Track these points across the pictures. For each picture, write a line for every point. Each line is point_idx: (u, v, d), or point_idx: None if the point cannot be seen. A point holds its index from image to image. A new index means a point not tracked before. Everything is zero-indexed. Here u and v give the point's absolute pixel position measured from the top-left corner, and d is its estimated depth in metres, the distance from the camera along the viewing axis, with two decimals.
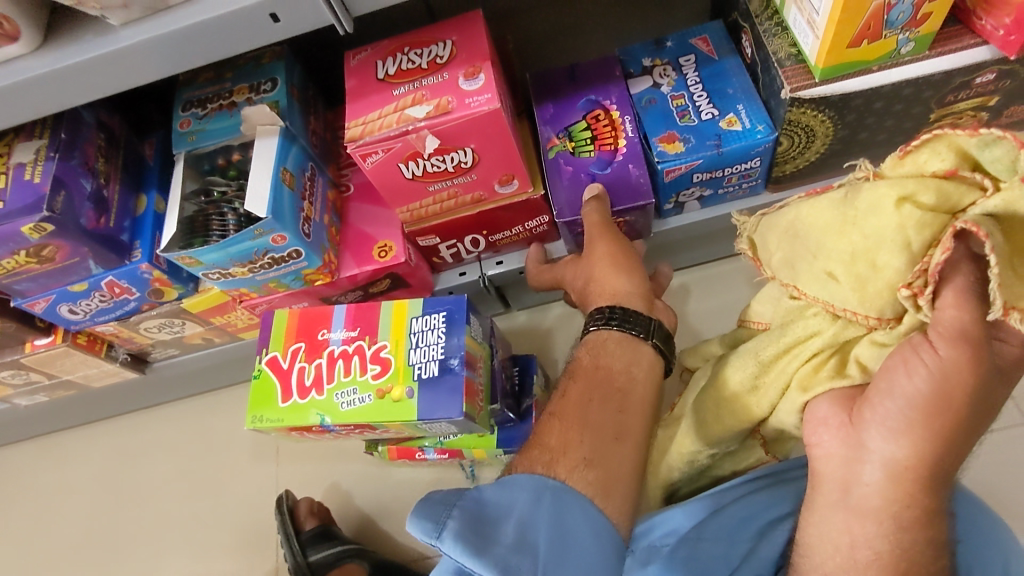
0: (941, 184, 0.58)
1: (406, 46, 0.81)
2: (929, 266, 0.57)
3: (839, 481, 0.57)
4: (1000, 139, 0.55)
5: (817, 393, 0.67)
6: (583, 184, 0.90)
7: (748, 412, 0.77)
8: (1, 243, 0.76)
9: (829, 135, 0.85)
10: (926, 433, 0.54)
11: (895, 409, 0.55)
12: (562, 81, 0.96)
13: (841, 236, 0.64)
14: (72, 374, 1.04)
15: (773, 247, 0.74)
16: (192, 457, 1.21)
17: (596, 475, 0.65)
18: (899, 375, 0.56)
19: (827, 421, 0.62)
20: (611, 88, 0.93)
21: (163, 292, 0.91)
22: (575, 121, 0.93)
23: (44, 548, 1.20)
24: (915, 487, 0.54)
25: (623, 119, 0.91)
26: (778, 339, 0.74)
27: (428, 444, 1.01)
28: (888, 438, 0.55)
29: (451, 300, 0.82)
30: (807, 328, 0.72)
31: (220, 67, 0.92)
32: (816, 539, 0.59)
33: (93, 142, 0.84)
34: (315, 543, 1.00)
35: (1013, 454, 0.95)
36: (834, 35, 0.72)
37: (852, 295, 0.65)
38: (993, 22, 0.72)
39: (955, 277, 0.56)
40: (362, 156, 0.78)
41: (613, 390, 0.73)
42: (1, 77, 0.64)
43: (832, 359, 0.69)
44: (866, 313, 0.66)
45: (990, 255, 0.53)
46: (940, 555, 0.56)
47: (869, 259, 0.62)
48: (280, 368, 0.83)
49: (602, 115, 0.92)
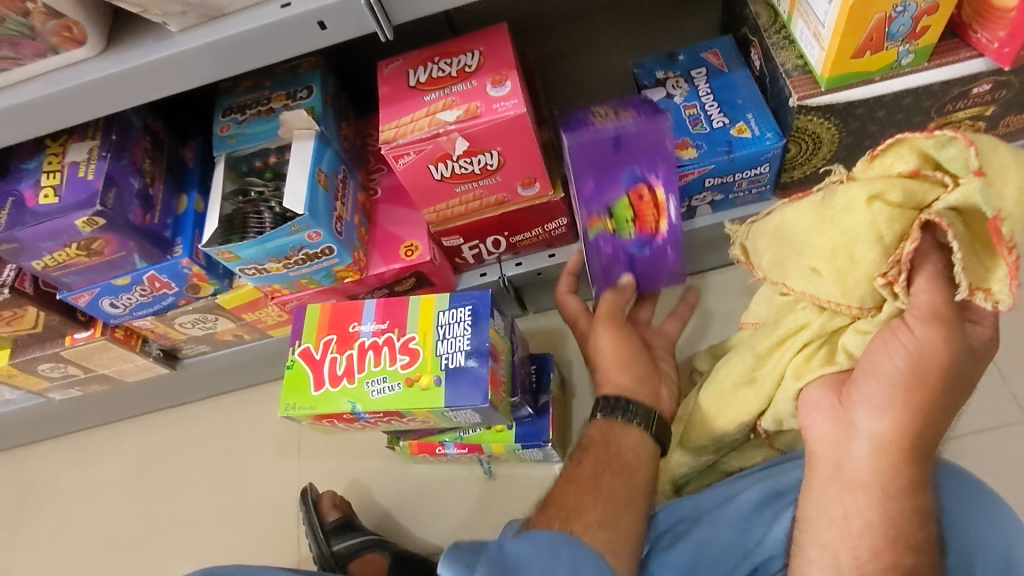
0: (906, 183, 0.64)
1: (436, 56, 0.87)
2: (902, 257, 0.63)
3: (831, 458, 0.61)
4: (953, 138, 0.61)
5: (810, 379, 0.71)
6: (621, 264, 0.96)
7: (747, 404, 0.80)
8: (54, 236, 0.80)
9: (834, 142, 0.90)
10: (908, 407, 0.58)
11: (880, 389, 0.59)
12: (604, 147, 0.89)
13: (822, 234, 0.70)
14: (107, 368, 1.09)
15: (762, 251, 0.80)
16: (218, 453, 1.25)
17: (608, 535, 0.70)
18: (881, 356, 0.60)
19: (819, 404, 0.66)
20: (659, 161, 0.88)
21: (199, 288, 0.96)
22: (618, 197, 0.91)
23: (71, 540, 1.24)
24: (899, 458, 0.58)
25: (666, 202, 0.90)
26: (772, 333, 0.78)
27: (448, 439, 1.04)
28: (874, 415, 0.59)
29: (476, 295, 0.87)
30: (796, 321, 0.76)
31: (258, 76, 0.98)
32: (812, 515, 0.61)
33: (140, 143, 0.89)
34: (338, 534, 1.04)
35: (1016, 452, 0.97)
36: (839, 46, 0.77)
37: (835, 287, 0.70)
38: (989, 36, 0.77)
39: (926, 263, 0.62)
40: (394, 157, 0.83)
41: (622, 466, 0.79)
42: (65, 78, 0.70)
43: (821, 349, 0.73)
44: (848, 304, 0.70)
45: (953, 241, 0.59)
46: (926, 522, 0.58)
47: (848, 253, 0.68)
48: (313, 359, 0.88)
49: (646, 194, 0.90)
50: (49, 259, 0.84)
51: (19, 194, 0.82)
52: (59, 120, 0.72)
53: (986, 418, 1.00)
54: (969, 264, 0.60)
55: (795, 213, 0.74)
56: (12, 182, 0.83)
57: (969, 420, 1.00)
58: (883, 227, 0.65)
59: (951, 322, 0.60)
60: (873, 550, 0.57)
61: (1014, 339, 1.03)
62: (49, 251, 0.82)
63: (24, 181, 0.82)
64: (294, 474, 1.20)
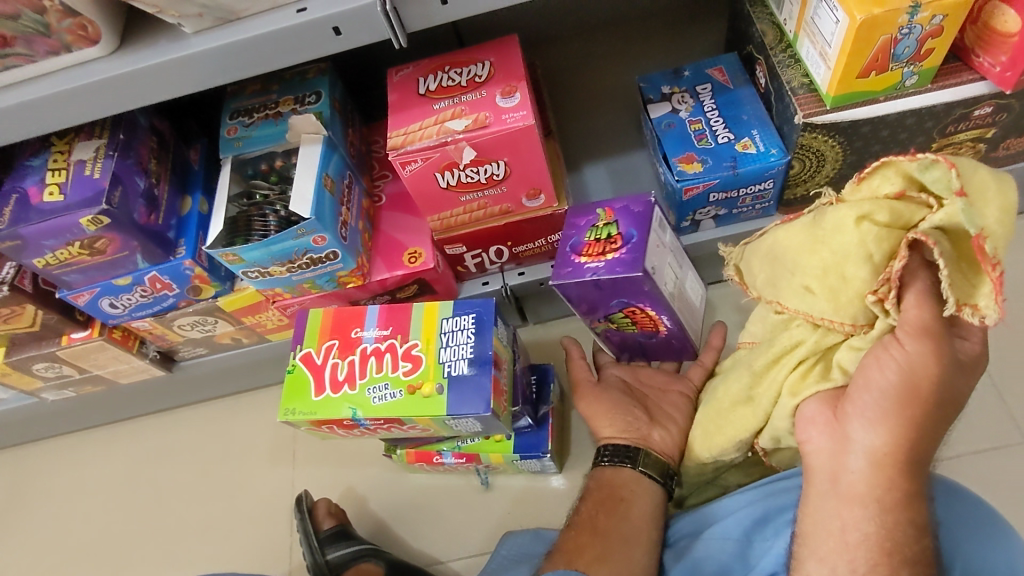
0: (892, 205, 0.64)
1: (447, 65, 0.87)
2: (891, 275, 0.63)
3: (829, 472, 0.61)
4: (935, 161, 0.61)
5: (805, 396, 0.70)
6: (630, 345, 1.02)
7: (746, 422, 0.79)
8: (57, 234, 0.80)
9: (838, 160, 0.91)
10: (901, 420, 0.58)
11: (872, 402, 0.59)
12: (590, 290, 0.86)
13: (812, 253, 0.70)
14: (103, 369, 1.07)
15: (756, 270, 0.81)
16: (212, 458, 1.24)
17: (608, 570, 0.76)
18: (873, 370, 0.60)
19: (814, 419, 0.65)
20: (643, 297, 0.86)
21: (200, 290, 0.95)
22: (613, 312, 0.92)
23: (59, 544, 1.22)
24: (896, 472, 0.58)
25: (660, 318, 0.91)
26: (767, 350, 0.78)
27: (446, 448, 1.04)
28: (868, 428, 0.59)
29: (481, 303, 0.87)
30: (791, 338, 0.76)
31: (266, 80, 0.98)
32: (810, 528, 0.61)
33: (147, 144, 0.89)
34: (332, 542, 1.03)
35: (1013, 474, 0.98)
36: (845, 65, 0.78)
37: (827, 305, 0.70)
38: (991, 60, 0.79)
39: (914, 281, 0.62)
40: (401, 164, 0.83)
41: (617, 502, 0.84)
42: (77, 76, 0.70)
43: (817, 365, 0.73)
44: (840, 321, 0.70)
45: (940, 259, 0.59)
46: (923, 536, 0.58)
47: (839, 271, 0.68)
48: (314, 364, 0.87)
49: (638, 312, 0.91)
50: (51, 257, 0.83)
51: (23, 191, 0.81)
52: (67, 118, 0.72)
53: (983, 439, 1.01)
54: (954, 280, 0.60)
55: (789, 233, 0.74)
56: (17, 179, 0.83)
57: (966, 440, 1.01)
58: (871, 246, 0.64)
59: (939, 336, 0.60)
60: (872, 564, 0.57)
61: (1011, 361, 1.04)
62: (52, 249, 0.82)
63: (29, 178, 0.82)
64: (288, 481, 1.19)
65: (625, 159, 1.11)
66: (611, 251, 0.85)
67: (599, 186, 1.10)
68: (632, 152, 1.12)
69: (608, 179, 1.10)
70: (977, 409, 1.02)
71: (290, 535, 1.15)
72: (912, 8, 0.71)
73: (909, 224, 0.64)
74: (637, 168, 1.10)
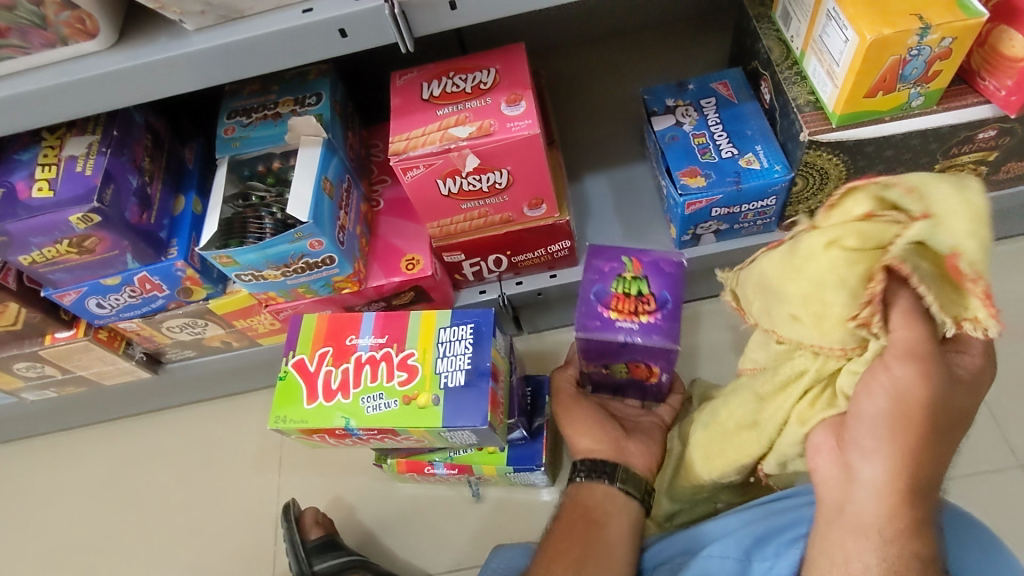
0: (862, 228, 0.60)
1: (451, 71, 0.86)
2: (873, 297, 0.59)
3: (836, 494, 0.60)
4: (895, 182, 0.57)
5: (813, 425, 0.67)
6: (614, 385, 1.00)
7: (748, 448, 0.78)
8: (46, 231, 0.77)
9: (842, 178, 0.91)
10: (896, 447, 0.55)
11: (867, 430, 0.57)
12: (611, 345, 0.84)
13: (792, 281, 0.66)
14: (86, 370, 1.04)
15: (751, 297, 0.76)
16: (196, 463, 1.21)
17: None
18: (863, 399, 0.58)
19: (820, 448, 0.64)
20: (659, 358, 0.86)
21: (191, 292, 0.93)
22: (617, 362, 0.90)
23: (34, 550, 1.18)
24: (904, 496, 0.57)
25: (661, 374, 0.90)
26: (773, 378, 0.74)
27: (438, 458, 1.02)
28: (865, 458, 0.57)
29: (479, 313, 0.85)
30: (794, 368, 0.72)
31: (266, 80, 0.96)
32: (816, 551, 0.60)
33: (141, 141, 0.87)
34: (320, 553, 1.00)
35: (1005, 497, 0.98)
36: (853, 85, 0.78)
37: (813, 332, 0.66)
38: (996, 83, 0.79)
39: (897, 301, 0.58)
40: (403, 169, 0.82)
41: (589, 523, 0.83)
42: (72, 70, 0.68)
43: (824, 394, 0.69)
44: (829, 346, 0.66)
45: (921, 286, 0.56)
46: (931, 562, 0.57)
47: (820, 298, 0.64)
48: (307, 371, 0.85)
49: (642, 365, 0.89)
50: (37, 254, 0.81)
51: (10, 185, 0.79)
52: (60, 112, 0.70)
53: (976, 461, 1.01)
54: (948, 304, 0.57)
55: (774, 261, 0.70)
56: (4, 173, 0.80)
57: (959, 462, 1.01)
58: (846, 268, 0.61)
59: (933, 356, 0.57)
60: None
61: (1004, 383, 1.05)
62: (39, 247, 0.79)
63: (17, 172, 0.80)
64: (275, 488, 1.16)
65: (626, 170, 1.11)
66: (644, 313, 0.83)
67: (600, 197, 1.09)
68: (633, 164, 1.11)
69: (609, 191, 1.09)
70: (970, 431, 1.03)
71: (274, 544, 1.12)
72: (921, 29, 0.71)
73: (875, 246, 0.60)
74: (638, 180, 1.10)
